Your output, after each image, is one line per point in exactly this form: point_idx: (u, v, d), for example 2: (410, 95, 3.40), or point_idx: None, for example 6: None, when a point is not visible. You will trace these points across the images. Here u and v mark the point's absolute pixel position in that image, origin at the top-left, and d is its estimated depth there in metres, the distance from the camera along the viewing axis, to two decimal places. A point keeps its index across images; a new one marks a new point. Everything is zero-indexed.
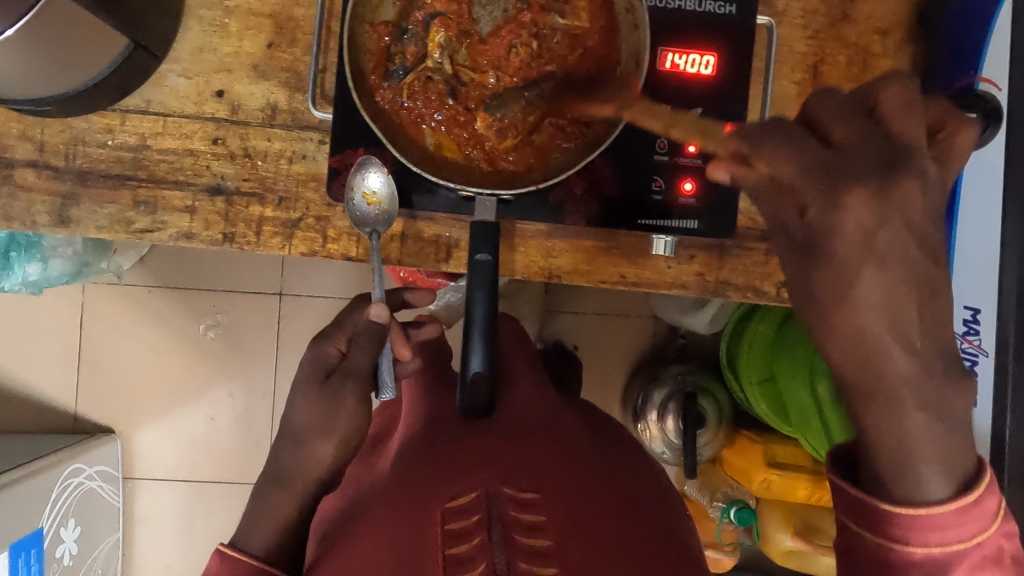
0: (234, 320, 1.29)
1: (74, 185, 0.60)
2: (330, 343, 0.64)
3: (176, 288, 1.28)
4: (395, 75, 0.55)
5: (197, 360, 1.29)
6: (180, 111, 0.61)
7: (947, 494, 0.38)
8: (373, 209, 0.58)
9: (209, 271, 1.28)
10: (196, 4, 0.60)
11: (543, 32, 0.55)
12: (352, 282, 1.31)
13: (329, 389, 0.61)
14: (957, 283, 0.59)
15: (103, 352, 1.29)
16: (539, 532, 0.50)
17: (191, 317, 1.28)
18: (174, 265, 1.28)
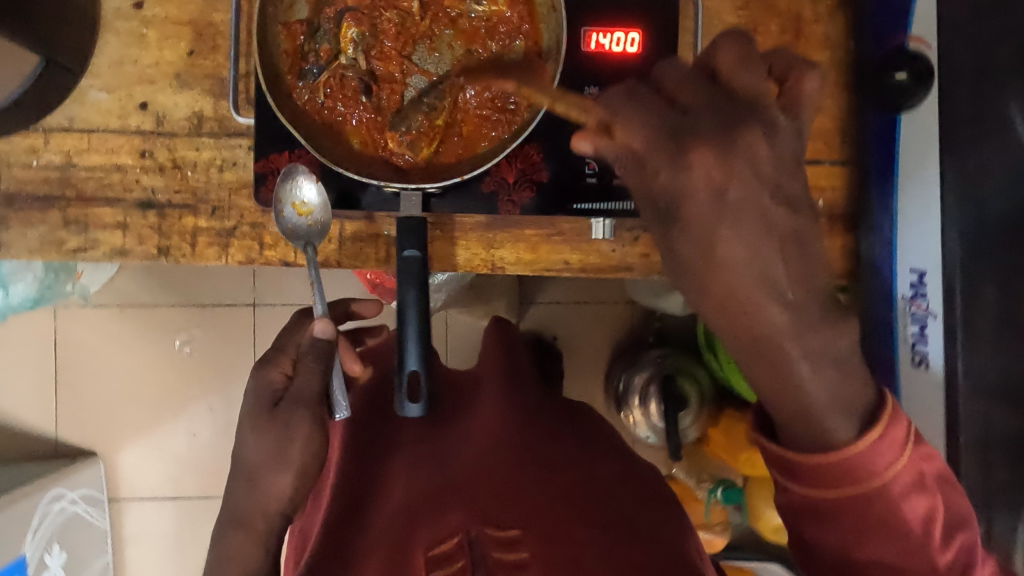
0: (209, 335, 1.28)
1: (1, 209, 0.59)
2: (273, 368, 0.57)
3: (146, 306, 1.27)
4: (310, 73, 0.53)
5: (175, 376, 1.28)
6: (105, 126, 0.60)
7: (858, 433, 0.38)
8: (305, 220, 0.57)
9: (179, 288, 1.27)
10: (111, 16, 0.59)
11: (460, 20, 0.54)
12: None
13: (279, 420, 0.53)
14: (902, 246, 0.58)
15: (81, 376, 1.28)
16: (517, 547, 0.45)
17: (164, 336, 1.27)
18: (142, 282, 1.26)
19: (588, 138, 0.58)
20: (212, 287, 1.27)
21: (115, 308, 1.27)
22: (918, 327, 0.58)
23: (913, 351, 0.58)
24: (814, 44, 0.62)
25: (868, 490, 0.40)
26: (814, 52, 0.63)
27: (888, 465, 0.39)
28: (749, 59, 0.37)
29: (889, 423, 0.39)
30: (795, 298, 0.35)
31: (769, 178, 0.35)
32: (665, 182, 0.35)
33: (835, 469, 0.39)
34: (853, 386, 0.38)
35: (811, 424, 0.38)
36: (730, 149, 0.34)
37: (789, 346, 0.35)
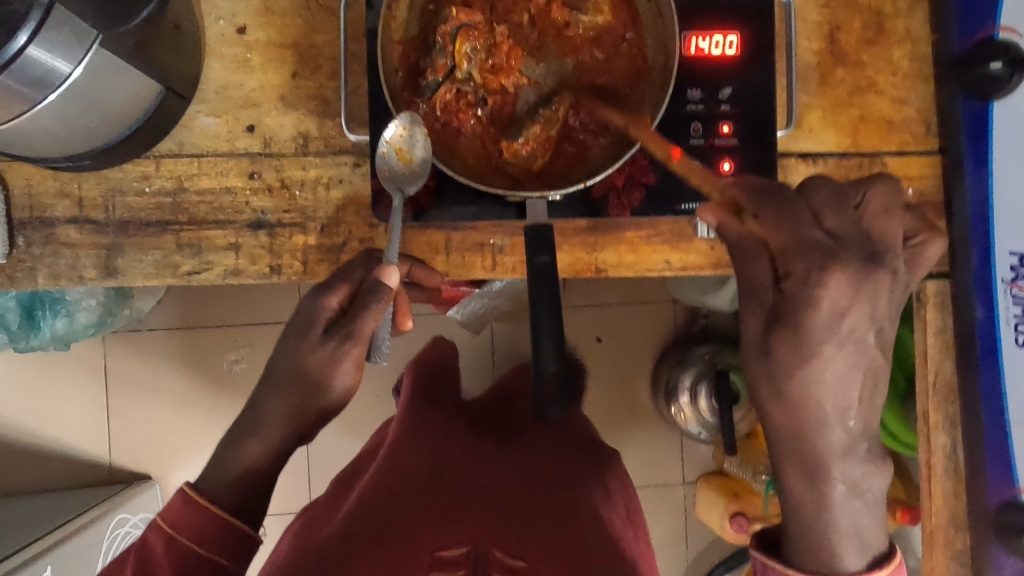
0: (259, 350, 1.28)
1: (116, 236, 0.60)
2: (330, 296, 0.55)
3: (197, 327, 1.28)
4: (427, 89, 0.55)
5: (226, 395, 1.28)
6: (213, 150, 0.61)
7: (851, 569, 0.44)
8: (402, 166, 0.55)
9: (227, 306, 1.28)
10: (215, 43, 0.61)
11: (567, 30, 0.56)
12: None
13: (329, 348, 0.54)
14: (999, 231, 0.60)
15: (132, 400, 1.28)
16: None
17: (215, 355, 1.28)
18: (192, 303, 1.27)
19: (692, 139, 0.58)
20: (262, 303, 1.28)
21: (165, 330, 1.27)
22: (1020, 309, 0.60)
23: (1017, 332, 0.60)
24: (896, 38, 0.64)
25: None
26: (897, 46, 0.64)
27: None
28: (893, 207, 0.42)
29: (896, 565, 0.45)
30: (854, 426, 0.43)
31: (872, 289, 0.41)
32: (791, 289, 0.41)
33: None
34: (874, 529, 0.45)
35: (826, 542, 0.44)
36: (858, 286, 0.40)
37: (834, 476, 0.43)
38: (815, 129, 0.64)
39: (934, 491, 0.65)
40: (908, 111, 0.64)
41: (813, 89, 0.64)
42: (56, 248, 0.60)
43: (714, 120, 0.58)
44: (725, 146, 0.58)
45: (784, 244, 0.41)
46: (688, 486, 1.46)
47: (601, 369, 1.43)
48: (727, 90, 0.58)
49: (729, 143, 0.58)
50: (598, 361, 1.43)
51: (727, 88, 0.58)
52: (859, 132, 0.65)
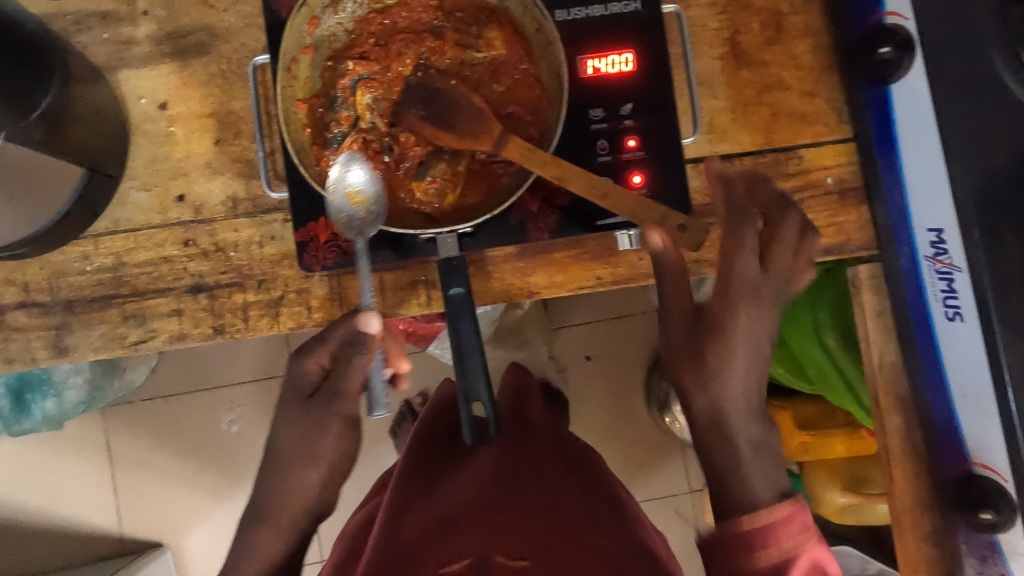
0: (257, 405, 1.29)
1: (63, 315, 0.63)
2: (311, 359, 0.58)
3: (190, 391, 1.29)
4: (335, 141, 0.57)
5: (226, 454, 1.29)
6: (147, 223, 0.63)
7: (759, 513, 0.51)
8: (358, 208, 0.55)
9: (219, 368, 1.29)
10: (139, 121, 0.64)
11: (462, 67, 0.58)
12: None
13: (313, 415, 0.58)
14: (917, 208, 0.61)
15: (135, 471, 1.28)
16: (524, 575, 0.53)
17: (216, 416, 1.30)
18: (183, 368, 1.29)
19: (600, 157, 0.59)
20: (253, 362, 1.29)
21: (163, 399, 1.29)
22: (945, 283, 0.59)
23: (946, 307, 0.60)
24: (795, 35, 0.66)
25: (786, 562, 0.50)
26: (799, 41, 0.66)
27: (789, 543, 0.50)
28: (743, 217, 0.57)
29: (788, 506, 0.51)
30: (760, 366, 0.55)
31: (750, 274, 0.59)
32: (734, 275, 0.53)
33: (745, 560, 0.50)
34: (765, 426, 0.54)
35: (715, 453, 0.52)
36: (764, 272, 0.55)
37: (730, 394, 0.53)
38: (728, 132, 0.66)
39: (894, 473, 0.65)
40: (818, 103, 0.66)
41: (721, 93, 0.66)
42: (7, 333, 0.62)
43: (620, 136, 0.60)
44: (634, 159, 0.60)
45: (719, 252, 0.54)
46: (695, 494, 1.45)
47: (595, 387, 1.44)
48: (628, 106, 0.60)
49: (637, 155, 0.60)
50: (591, 379, 1.44)
51: (629, 104, 0.60)
52: (772, 129, 0.66)
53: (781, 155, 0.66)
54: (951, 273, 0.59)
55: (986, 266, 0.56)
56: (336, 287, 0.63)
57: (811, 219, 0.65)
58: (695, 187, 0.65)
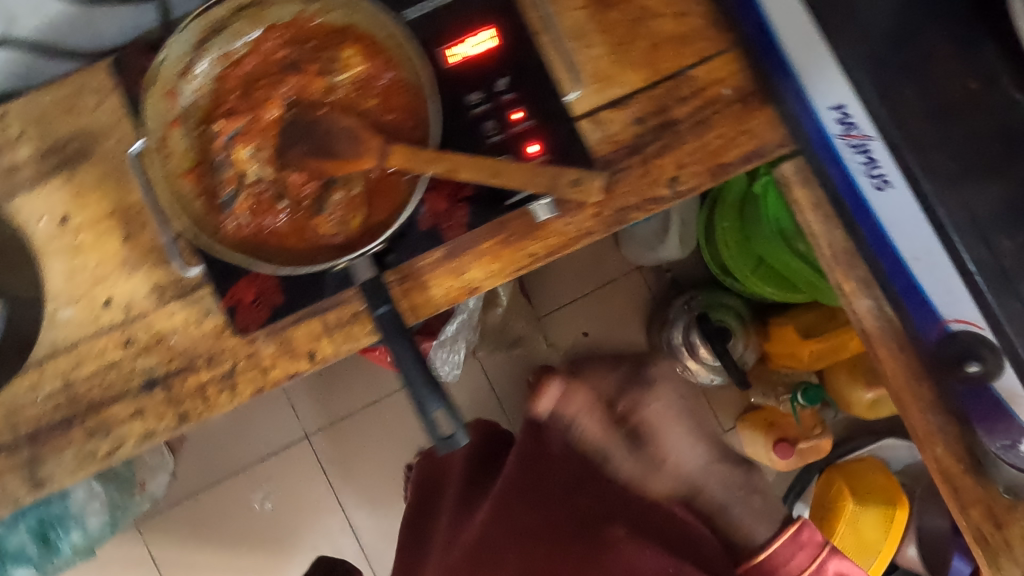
0: (335, 452, 1.42)
1: (30, 449, 0.63)
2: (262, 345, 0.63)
3: (218, 481, 1.41)
4: (227, 201, 0.56)
5: (261, 533, 1.42)
6: (83, 336, 0.63)
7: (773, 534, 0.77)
8: (468, 44, 0.59)
9: (264, 437, 1.42)
10: (45, 241, 0.63)
11: (326, 96, 0.57)
12: (332, 403, 1.42)
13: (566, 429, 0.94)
14: (814, 89, 0.59)
15: (237, 546, 1.41)
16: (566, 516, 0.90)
17: (301, 479, 1.42)
18: (201, 462, 1.41)
19: (490, 139, 0.59)
20: (310, 418, 1.42)
21: (251, 476, 1.42)
22: (863, 154, 0.58)
23: (872, 176, 0.58)
24: None
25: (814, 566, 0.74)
26: None
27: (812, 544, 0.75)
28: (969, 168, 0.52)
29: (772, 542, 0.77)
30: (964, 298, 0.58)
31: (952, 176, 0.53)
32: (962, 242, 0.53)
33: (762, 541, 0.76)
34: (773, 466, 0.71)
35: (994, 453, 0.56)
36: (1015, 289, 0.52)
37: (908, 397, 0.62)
38: (614, 75, 0.65)
39: (881, 353, 0.65)
40: (692, 21, 0.65)
41: (595, 41, 0.65)
42: None
43: (502, 112, 0.59)
44: (524, 130, 0.59)
45: (942, 201, 0.53)
46: (729, 432, 1.44)
47: (603, 360, 1.44)
48: (502, 80, 0.59)
49: (526, 126, 0.59)
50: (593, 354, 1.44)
51: (502, 78, 0.59)
52: (656, 60, 0.65)
53: (673, 81, 0.65)
54: (866, 143, 0.57)
55: (894, 122, 0.54)
56: (283, 342, 0.64)
57: (721, 134, 0.65)
58: (602, 136, 0.65)
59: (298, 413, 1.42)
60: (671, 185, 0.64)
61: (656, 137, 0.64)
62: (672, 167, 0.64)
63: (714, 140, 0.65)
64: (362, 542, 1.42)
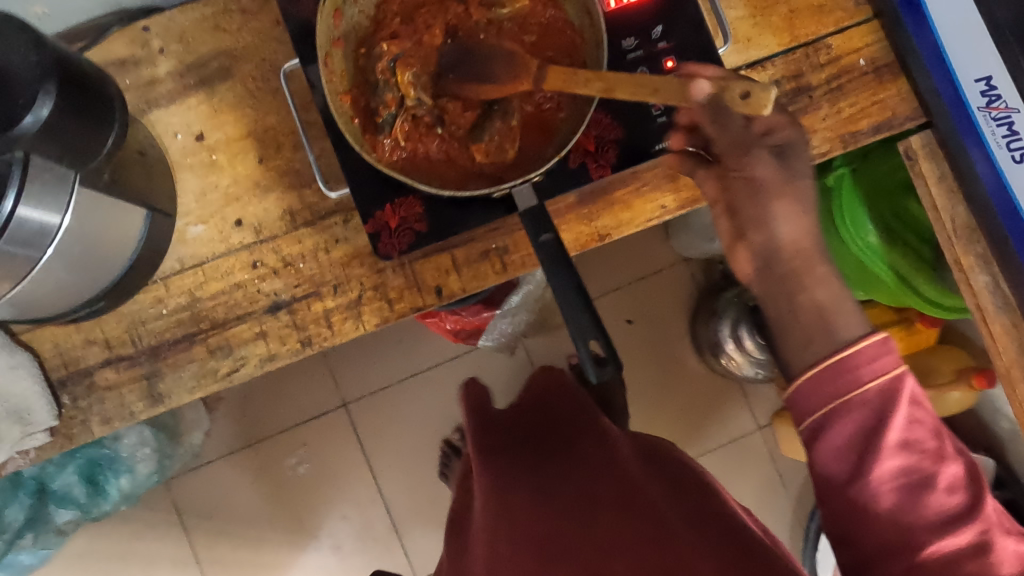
0: (372, 423, 1.34)
1: (151, 363, 0.62)
2: (388, 277, 0.63)
3: (248, 444, 1.32)
4: (385, 125, 0.57)
5: (288, 501, 1.32)
6: (212, 254, 0.63)
7: (862, 336, 0.56)
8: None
9: (299, 400, 1.33)
10: (180, 157, 0.63)
11: (487, 27, 0.57)
12: (378, 368, 1.34)
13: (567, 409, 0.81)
14: (958, 62, 0.62)
15: (258, 517, 1.31)
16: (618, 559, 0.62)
17: (336, 446, 1.33)
18: (232, 423, 1.32)
19: None
20: (349, 384, 1.34)
21: (284, 439, 1.33)
22: (1006, 128, 0.60)
23: (1011, 150, 0.61)
24: None
25: (888, 382, 0.55)
26: None
27: (897, 363, 0.55)
28: None
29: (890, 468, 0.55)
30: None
31: None
32: None
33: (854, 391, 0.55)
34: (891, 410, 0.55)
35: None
36: None
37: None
38: (753, 38, 0.66)
39: (995, 330, 0.66)
40: None
41: (737, 3, 0.66)
42: (99, 393, 0.62)
43: (656, 59, 0.60)
44: None
45: None
46: (764, 428, 1.45)
47: (644, 349, 1.44)
48: (658, 29, 0.60)
49: None
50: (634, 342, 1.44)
51: (658, 26, 0.60)
52: (795, 25, 0.66)
53: (810, 48, 0.66)
54: (1011, 116, 0.60)
55: None
56: (411, 275, 0.63)
57: (854, 102, 0.66)
58: None
59: (335, 378, 1.34)
60: None
61: (791, 100, 0.65)
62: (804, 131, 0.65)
63: (847, 107, 0.66)
64: (396, 518, 1.34)
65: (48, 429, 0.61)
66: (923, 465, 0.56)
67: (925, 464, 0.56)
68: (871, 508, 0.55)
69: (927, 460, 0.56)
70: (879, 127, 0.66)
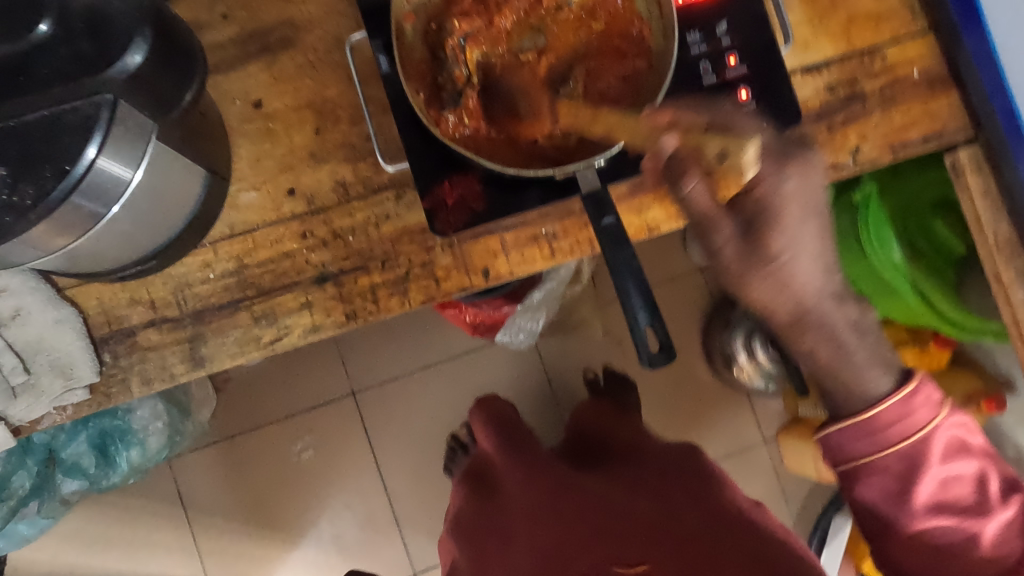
0: (381, 412, 1.32)
1: (195, 326, 0.62)
2: (437, 256, 0.63)
3: (256, 427, 1.30)
4: (450, 102, 0.58)
5: (292, 486, 1.31)
6: (262, 221, 0.63)
7: (892, 391, 0.61)
8: None
9: (311, 386, 1.31)
10: (237, 122, 0.63)
11: (555, 12, 0.59)
12: (391, 359, 1.33)
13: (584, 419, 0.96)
14: (1014, 78, 0.63)
15: (261, 507, 1.30)
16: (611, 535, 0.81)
17: (344, 435, 1.31)
18: (241, 405, 1.30)
19: (706, 79, 0.61)
20: (361, 373, 1.32)
21: (291, 425, 1.31)
22: None
23: None
24: None
25: (910, 445, 0.62)
26: None
27: (922, 421, 0.62)
28: None
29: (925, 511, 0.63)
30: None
31: None
32: None
33: (871, 442, 0.63)
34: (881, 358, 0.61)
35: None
36: None
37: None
38: (810, 42, 0.67)
39: None
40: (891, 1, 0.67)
41: (796, 7, 0.67)
42: (141, 353, 0.62)
43: (719, 55, 0.61)
44: (738, 76, 0.61)
45: None
46: (770, 442, 1.45)
47: None
48: (722, 25, 0.62)
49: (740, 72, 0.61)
50: None
51: (723, 23, 0.61)
52: (852, 33, 0.67)
53: (866, 56, 0.67)
54: None
55: None
56: (460, 255, 0.63)
57: (907, 112, 0.66)
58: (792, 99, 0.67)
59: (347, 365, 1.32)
60: (854, 154, 0.66)
61: (845, 106, 0.66)
62: (856, 137, 0.66)
63: (900, 117, 0.66)
64: (398, 512, 1.32)
65: (88, 386, 0.61)
66: (966, 524, 0.63)
67: (969, 524, 0.63)
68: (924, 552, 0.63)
69: (970, 517, 0.63)
70: (930, 138, 0.66)
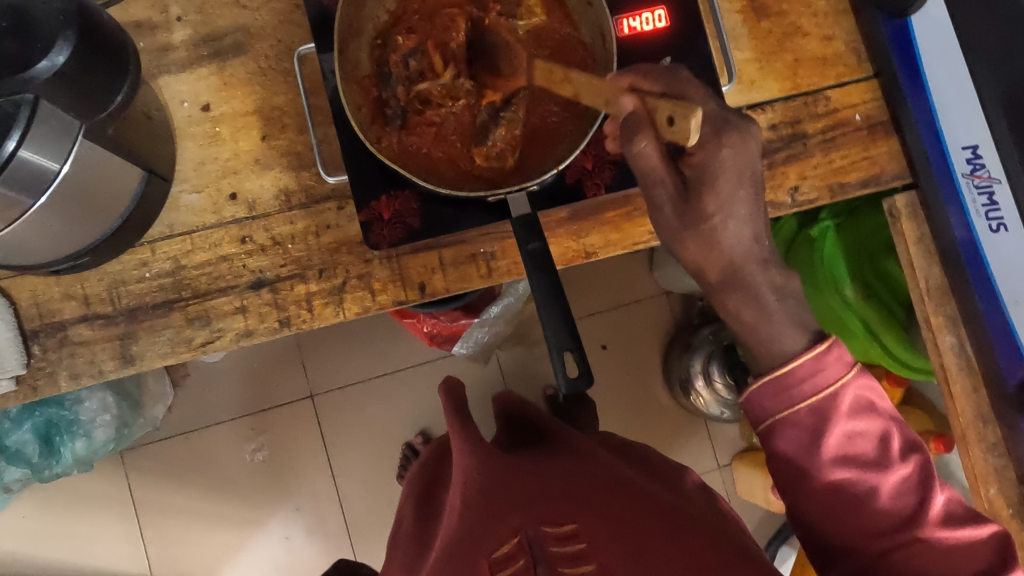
0: (337, 415, 1.32)
1: (128, 324, 0.62)
2: (374, 268, 0.64)
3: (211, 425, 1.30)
4: (394, 119, 0.59)
5: (242, 487, 1.30)
6: (202, 224, 0.63)
7: (802, 349, 0.54)
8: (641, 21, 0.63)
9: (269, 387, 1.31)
10: (184, 124, 0.64)
11: (503, 34, 0.58)
12: (351, 365, 1.33)
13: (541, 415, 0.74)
14: (948, 128, 0.64)
15: (209, 506, 1.29)
16: (572, 539, 0.52)
17: (299, 437, 1.31)
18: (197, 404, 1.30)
19: None
20: (319, 377, 1.32)
21: (247, 426, 1.31)
22: (987, 197, 0.63)
23: (989, 220, 0.64)
24: None
25: (820, 401, 0.53)
26: None
27: (832, 378, 0.53)
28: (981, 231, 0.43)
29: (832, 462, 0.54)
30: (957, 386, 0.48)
31: None
32: None
33: (782, 397, 0.54)
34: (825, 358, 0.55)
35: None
36: None
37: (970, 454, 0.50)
38: (756, 81, 0.68)
39: (954, 390, 0.68)
40: (837, 45, 0.69)
41: (744, 45, 0.68)
42: (71, 348, 0.62)
43: None
44: None
45: None
46: (724, 468, 1.46)
47: (616, 376, 1.45)
48: (666, 59, 0.63)
49: None
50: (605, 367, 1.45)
51: (667, 58, 0.63)
52: (798, 74, 0.68)
53: (809, 97, 0.68)
54: (992, 185, 0.63)
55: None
56: (398, 268, 0.64)
57: (846, 155, 0.68)
58: None
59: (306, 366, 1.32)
60: (793, 193, 0.67)
61: (786, 145, 0.67)
62: (795, 177, 0.67)
63: (839, 158, 0.68)
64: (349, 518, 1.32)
65: (15, 377, 0.61)
66: (867, 477, 0.54)
67: (868, 477, 0.54)
68: (845, 512, 0.54)
69: (873, 470, 0.54)
70: (867, 181, 0.68)
